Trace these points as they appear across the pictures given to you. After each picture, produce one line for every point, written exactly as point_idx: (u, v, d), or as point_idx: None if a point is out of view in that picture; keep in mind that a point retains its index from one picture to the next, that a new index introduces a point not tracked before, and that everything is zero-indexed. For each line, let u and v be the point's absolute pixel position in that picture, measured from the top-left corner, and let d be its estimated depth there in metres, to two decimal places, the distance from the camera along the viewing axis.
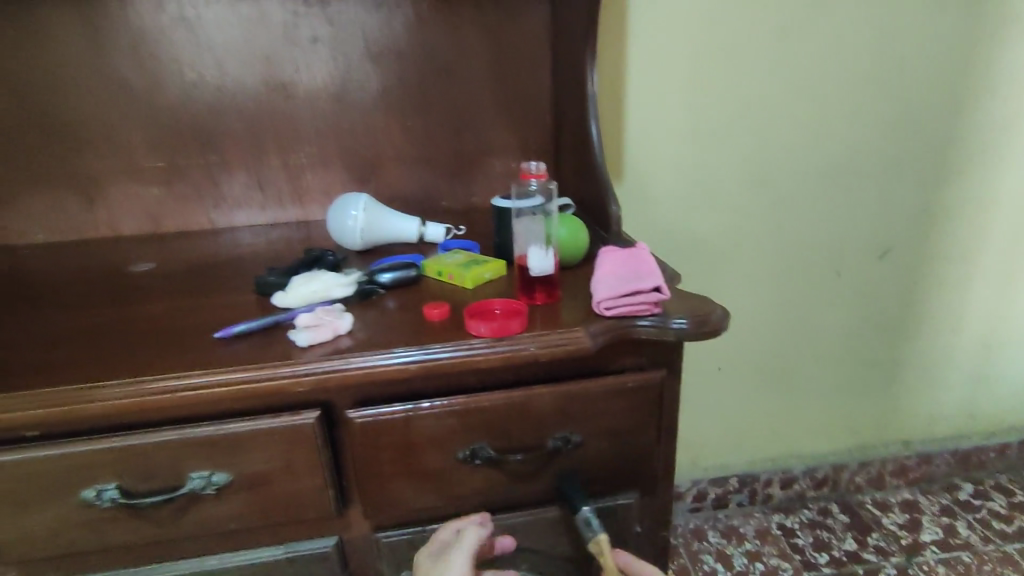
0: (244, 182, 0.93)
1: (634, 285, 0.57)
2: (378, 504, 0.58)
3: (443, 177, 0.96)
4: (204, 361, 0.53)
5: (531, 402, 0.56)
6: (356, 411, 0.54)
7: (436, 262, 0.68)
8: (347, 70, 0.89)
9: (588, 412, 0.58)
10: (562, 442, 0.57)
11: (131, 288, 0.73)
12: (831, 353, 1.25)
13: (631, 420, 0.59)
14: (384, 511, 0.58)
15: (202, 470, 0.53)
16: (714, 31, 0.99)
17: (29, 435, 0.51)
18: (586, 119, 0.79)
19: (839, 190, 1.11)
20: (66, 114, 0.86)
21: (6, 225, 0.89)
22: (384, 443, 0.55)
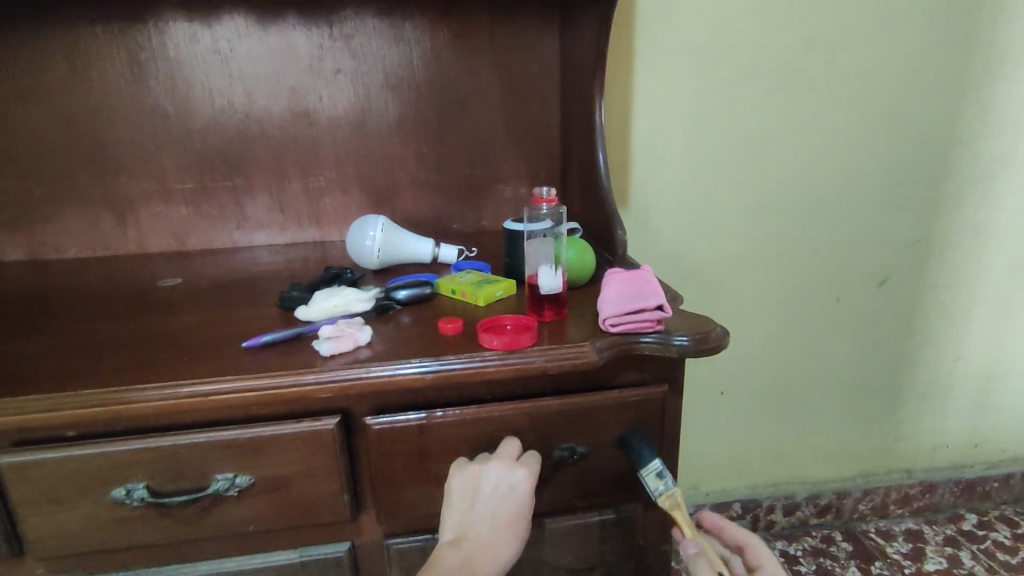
0: (267, 204, 0.97)
1: (638, 303, 0.60)
2: (391, 510, 0.60)
3: (457, 202, 1.00)
4: (232, 368, 0.56)
5: (539, 412, 0.59)
6: (373, 418, 0.57)
7: (450, 280, 0.72)
8: (368, 100, 0.95)
9: (594, 424, 0.60)
10: (568, 453, 0.60)
11: (160, 302, 0.77)
12: (833, 379, 1.27)
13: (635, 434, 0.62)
14: (396, 517, 0.61)
15: (226, 472, 0.56)
16: (715, 67, 1.04)
17: (68, 434, 0.54)
18: (593, 148, 0.83)
19: (836, 220, 1.15)
20: (103, 138, 0.92)
21: (43, 240, 0.94)
22: (399, 450, 0.58)
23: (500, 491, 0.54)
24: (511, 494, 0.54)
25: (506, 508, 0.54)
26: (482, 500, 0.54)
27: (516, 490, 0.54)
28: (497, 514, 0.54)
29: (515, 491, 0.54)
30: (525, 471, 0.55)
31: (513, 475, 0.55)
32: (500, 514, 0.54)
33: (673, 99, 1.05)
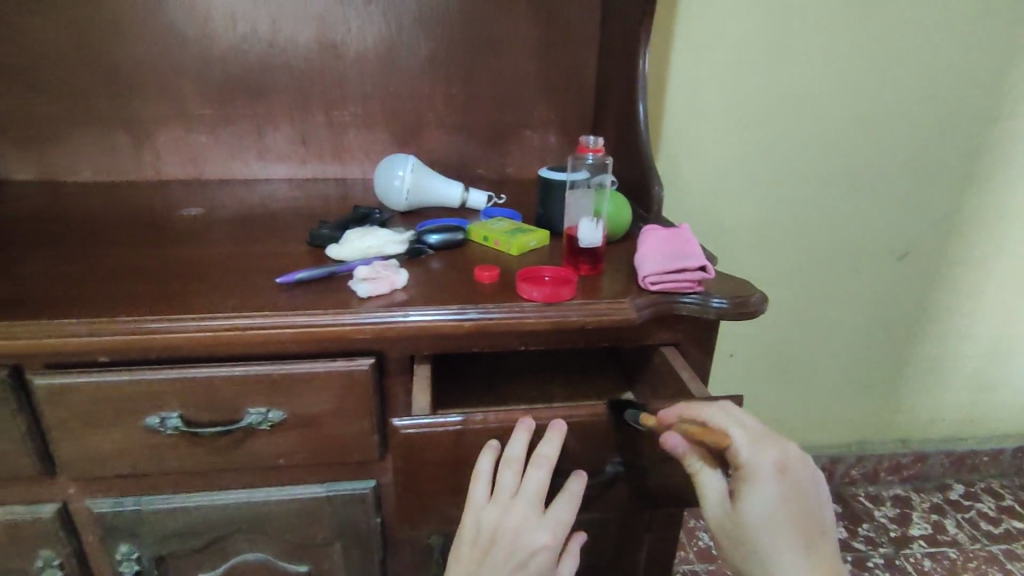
0: (288, 136, 0.94)
1: (680, 264, 0.59)
2: (420, 518, 0.55)
3: (483, 147, 0.98)
4: (267, 304, 0.55)
5: (589, 415, 0.54)
6: (401, 421, 0.52)
7: (482, 227, 0.71)
8: (398, 33, 0.90)
9: (650, 436, 0.55)
10: (621, 467, 0.56)
11: (182, 231, 0.75)
12: (841, 348, 1.27)
13: None
14: (425, 525, 0.56)
15: (259, 406, 0.56)
16: (762, 21, 0.99)
17: (101, 360, 0.54)
18: (634, 98, 0.80)
19: (864, 189, 1.13)
20: (121, 57, 0.88)
21: (55, 160, 0.92)
22: (429, 456, 0.53)
23: (520, 550, 0.48)
24: (529, 557, 0.49)
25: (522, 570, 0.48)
26: (496, 555, 0.49)
27: (536, 553, 0.49)
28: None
29: (535, 553, 0.49)
30: (550, 531, 0.49)
31: (535, 534, 0.49)
32: None
33: (715, 52, 1.01)
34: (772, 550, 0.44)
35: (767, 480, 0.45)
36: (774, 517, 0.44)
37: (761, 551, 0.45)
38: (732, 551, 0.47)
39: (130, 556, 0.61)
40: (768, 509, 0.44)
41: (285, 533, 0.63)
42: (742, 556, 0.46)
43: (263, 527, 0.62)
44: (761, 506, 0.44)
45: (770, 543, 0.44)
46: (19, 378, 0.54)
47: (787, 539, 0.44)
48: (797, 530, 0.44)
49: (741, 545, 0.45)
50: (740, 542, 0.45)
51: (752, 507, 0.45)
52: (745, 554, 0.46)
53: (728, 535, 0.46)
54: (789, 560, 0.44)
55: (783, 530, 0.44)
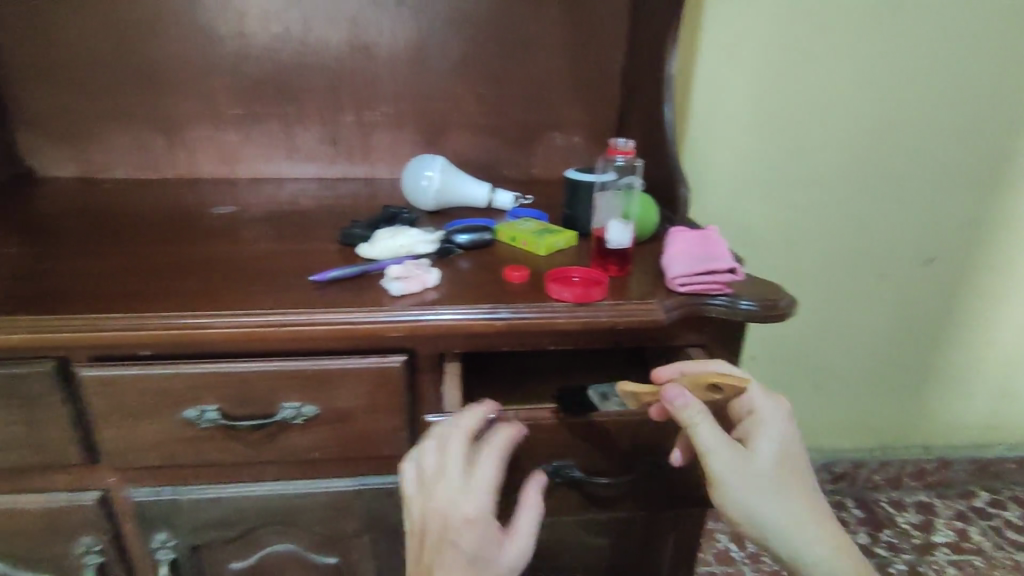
0: (317, 135, 0.96)
1: (709, 265, 0.60)
2: None
3: (508, 147, 0.98)
4: (303, 301, 0.57)
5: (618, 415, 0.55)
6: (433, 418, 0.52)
7: (510, 228, 0.71)
8: (426, 34, 0.91)
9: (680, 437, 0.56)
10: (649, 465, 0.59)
11: (216, 228, 0.77)
12: (866, 352, 1.26)
13: None
14: None
15: (294, 401, 0.57)
16: (790, 21, 0.99)
17: (143, 354, 0.55)
18: (661, 100, 0.80)
19: (892, 192, 1.11)
20: (157, 57, 0.90)
21: (92, 157, 0.94)
22: None
23: (446, 527, 0.44)
24: (458, 532, 0.44)
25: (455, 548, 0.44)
26: (431, 540, 0.45)
27: (460, 525, 0.44)
28: (446, 557, 0.44)
29: (461, 526, 0.44)
30: (467, 498, 0.45)
31: (453, 507, 0.45)
32: (453, 561, 0.44)
33: (742, 52, 1.00)
34: (784, 485, 0.50)
35: (773, 424, 0.53)
36: (769, 447, 0.51)
37: (766, 481, 0.50)
38: (733, 494, 0.50)
39: (166, 544, 0.63)
40: (765, 440, 0.51)
41: (315, 525, 0.64)
42: (747, 495, 0.49)
43: (294, 518, 0.64)
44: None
45: (769, 470, 0.50)
46: (65, 369, 0.56)
47: (789, 476, 0.51)
48: (785, 456, 0.52)
49: (746, 482, 0.50)
50: (748, 477, 0.50)
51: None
52: (750, 491, 0.50)
53: (736, 476, 0.49)
54: (785, 485, 0.50)
55: (786, 468, 0.52)
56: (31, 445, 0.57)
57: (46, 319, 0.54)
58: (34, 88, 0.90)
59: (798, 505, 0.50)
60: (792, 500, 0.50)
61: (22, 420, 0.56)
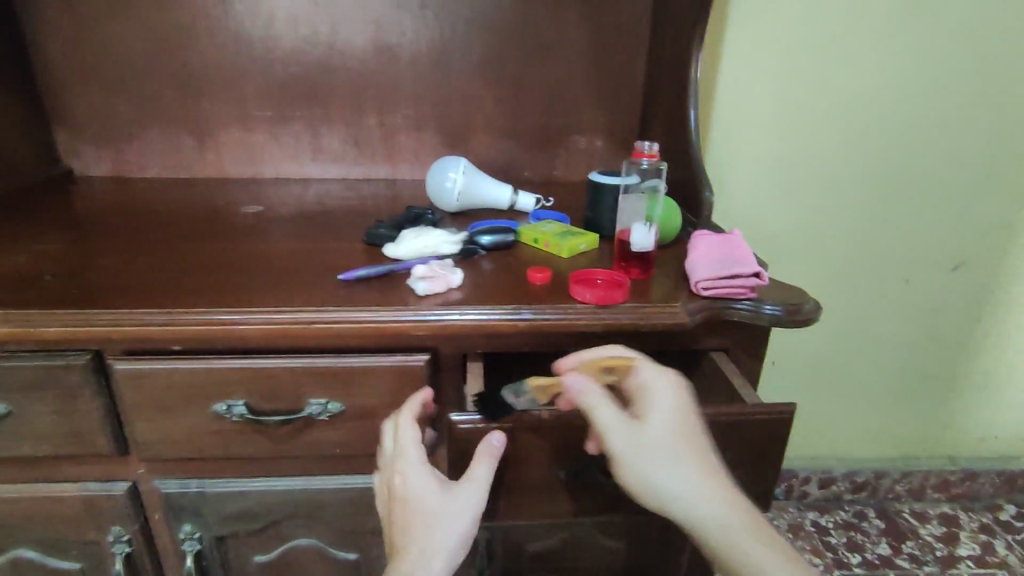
0: (342, 137, 0.97)
1: (733, 269, 0.59)
2: None
3: (530, 150, 0.99)
4: (330, 299, 0.58)
5: None
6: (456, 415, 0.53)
7: (532, 229, 0.72)
8: (451, 38, 0.92)
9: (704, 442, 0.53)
10: None
11: (244, 227, 0.79)
12: (892, 361, 1.23)
13: (752, 457, 0.54)
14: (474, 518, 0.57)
15: (320, 397, 0.58)
16: (814, 25, 0.98)
17: (174, 348, 0.57)
18: (685, 103, 0.80)
19: (918, 197, 1.10)
20: (189, 59, 0.92)
21: (126, 157, 0.97)
22: None
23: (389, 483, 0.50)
24: (396, 483, 0.50)
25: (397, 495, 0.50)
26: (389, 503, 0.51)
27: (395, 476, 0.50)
28: (395, 506, 0.49)
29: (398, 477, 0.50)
30: (396, 454, 0.51)
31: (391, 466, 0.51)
32: (400, 508, 0.49)
33: (765, 56, 1.00)
34: (679, 459, 0.46)
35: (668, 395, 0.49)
36: (674, 422, 0.47)
37: (670, 455, 0.46)
38: (637, 473, 0.46)
39: (193, 535, 0.64)
40: (670, 415, 0.47)
41: (338, 521, 0.65)
42: (649, 472, 0.45)
43: (317, 513, 0.65)
44: (665, 413, 0.47)
45: (673, 445, 0.46)
46: (99, 362, 0.57)
47: (688, 450, 0.46)
48: (694, 432, 0.47)
49: (648, 459, 0.46)
50: (648, 453, 0.46)
51: (655, 415, 0.47)
52: (655, 469, 0.45)
53: (636, 453, 0.46)
54: (695, 461, 0.46)
55: (683, 441, 0.46)
56: (66, 436, 0.59)
57: (82, 313, 0.55)
58: (72, 90, 0.93)
59: (711, 484, 0.45)
60: (702, 478, 0.45)
61: (59, 411, 0.58)
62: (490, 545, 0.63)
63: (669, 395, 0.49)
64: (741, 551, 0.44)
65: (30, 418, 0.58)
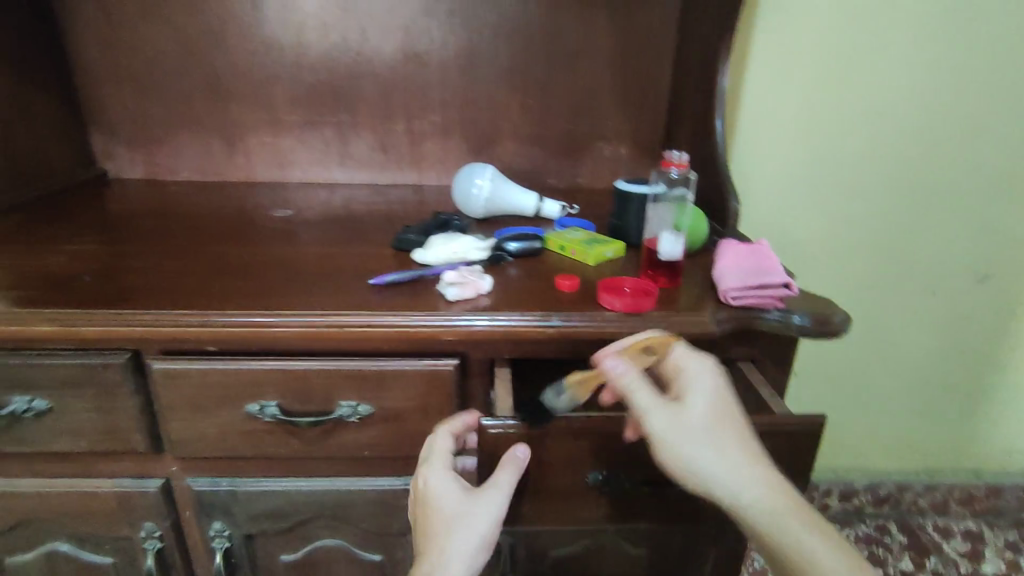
0: (369, 142, 0.99)
1: (763, 279, 0.59)
2: None
3: (555, 157, 1.00)
4: (362, 303, 0.59)
5: None
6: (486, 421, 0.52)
7: (559, 237, 0.72)
8: (478, 46, 0.93)
9: None
10: None
11: (274, 230, 0.80)
12: (917, 374, 1.21)
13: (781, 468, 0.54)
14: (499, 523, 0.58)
15: (350, 400, 0.59)
16: (842, 34, 0.98)
17: (210, 349, 0.58)
18: (712, 112, 0.80)
19: (947, 207, 1.08)
20: (222, 66, 0.94)
21: (158, 160, 1.00)
22: None
23: (417, 488, 0.51)
24: (421, 487, 0.51)
25: (422, 499, 0.50)
26: (414, 509, 0.52)
27: (421, 480, 0.51)
28: (420, 510, 0.50)
29: (423, 481, 0.51)
30: (425, 460, 0.52)
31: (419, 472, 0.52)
32: (425, 511, 0.50)
33: (791, 65, 1.00)
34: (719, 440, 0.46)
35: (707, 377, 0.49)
36: (714, 407, 0.47)
37: (710, 440, 0.46)
38: (679, 458, 0.46)
39: (222, 533, 0.66)
40: (709, 399, 0.47)
41: (364, 522, 0.66)
42: (689, 454, 0.46)
43: (343, 515, 0.65)
44: (705, 397, 0.47)
45: (714, 430, 0.46)
46: (137, 361, 0.59)
47: (727, 430, 0.47)
48: (732, 416, 0.48)
49: (689, 444, 0.46)
50: (687, 434, 0.46)
51: (695, 399, 0.47)
52: (696, 453, 0.46)
53: (677, 439, 0.46)
54: (735, 446, 0.46)
55: (722, 422, 0.47)
56: (103, 432, 0.60)
57: (122, 314, 0.57)
58: (109, 95, 0.96)
59: (751, 467, 0.46)
60: (742, 461, 0.46)
61: (97, 408, 0.59)
62: (513, 551, 0.62)
63: (707, 379, 0.48)
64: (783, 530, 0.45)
65: (69, 415, 0.60)
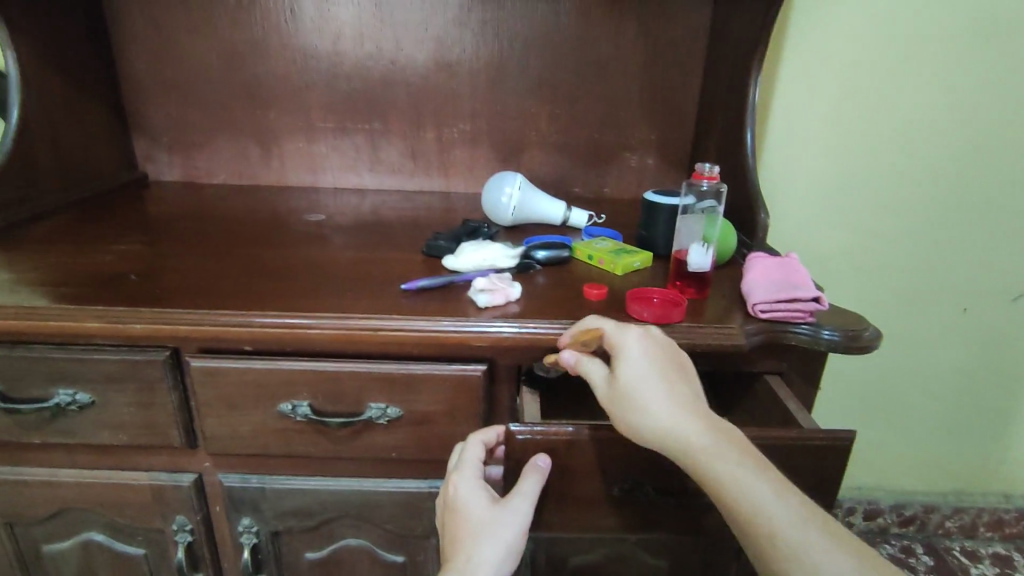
0: (400, 150, 1.01)
1: (793, 292, 0.59)
2: None
3: (582, 167, 1.00)
4: (394, 307, 0.60)
5: None
6: (515, 427, 0.52)
7: (587, 246, 0.73)
8: (509, 56, 0.95)
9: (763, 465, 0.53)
10: None
11: (307, 234, 0.82)
12: (947, 394, 1.19)
13: (810, 483, 0.53)
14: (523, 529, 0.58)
15: (380, 402, 0.60)
16: (873, 47, 0.98)
17: (246, 348, 0.60)
18: (742, 124, 0.80)
19: (979, 224, 1.06)
20: (260, 73, 0.97)
21: (196, 163, 1.03)
22: None
23: (445, 494, 0.52)
24: (449, 493, 0.52)
25: (450, 504, 0.51)
26: (442, 514, 0.53)
27: (450, 487, 0.52)
28: (448, 517, 0.51)
29: (452, 488, 0.52)
30: (454, 467, 0.53)
31: (448, 478, 0.53)
32: (452, 518, 0.50)
33: (822, 79, 1.00)
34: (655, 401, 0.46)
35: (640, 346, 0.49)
36: (653, 371, 0.47)
37: (643, 403, 0.46)
38: (629, 426, 0.46)
39: (250, 528, 0.67)
40: (647, 365, 0.47)
41: (388, 523, 0.67)
42: (630, 421, 0.46)
43: (368, 515, 0.67)
44: (640, 364, 0.48)
45: (651, 392, 0.46)
46: (176, 358, 0.61)
47: (662, 390, 0.46)
48: (671, 377, 0.47)
49: (629, 410, 0.46)
50: (624, 402, 0.47)
51: (630, 369, 0.48)
52: (642, 417, 0.46)
53: (617, 409, 0.47)
54: (678, 407, 0.45)
55: (656, 383, 0.46)
56: (141, 427, 0.62)
57: (165, 313, 0.59)
58: (152, 100, 0.99)
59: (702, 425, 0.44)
60: (683, 420, 0.45)
61: (137, 402, 0.61)
62: (534, 556, 0.62)
63: (642, 348, 0.49)
64: (744, 494, 0.42)
65: (110, 408, 0.62)
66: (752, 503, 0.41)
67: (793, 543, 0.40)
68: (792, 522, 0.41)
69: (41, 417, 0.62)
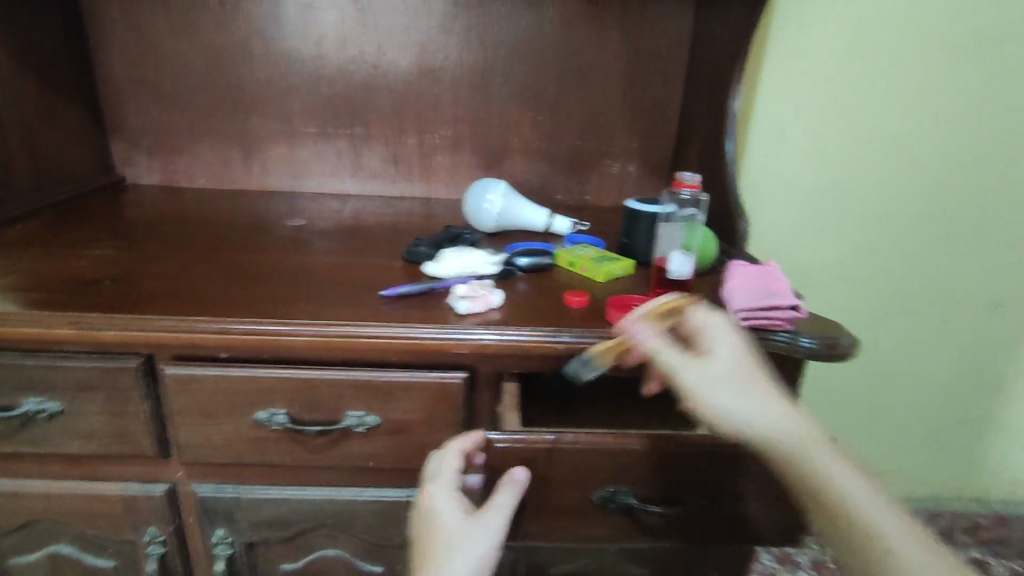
0: (381, 155, 1.00)
1: (770, 300, 0.60)
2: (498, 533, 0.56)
3: (563, 173, 1.00)
4: (374, 314, 0.59)
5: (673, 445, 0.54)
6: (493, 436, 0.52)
7: (568, 253, 0.73)
8: (492, 62, 0.95)
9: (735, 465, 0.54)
10: (703, 498, 0.55)
11: (286, 239, 0.81)
12: (923, 399, 1.20)
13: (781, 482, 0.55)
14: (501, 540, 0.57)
15: (357, 410, 0.59)
16: (854, 59, 0.99)
17: (222, 356, 0.59)
18: (722, 132, 0.80)
19: (955, 234, 1.08)
20: (240, 76, 0.96)
21: (176, 168, 1.01)
22: None
23: (421, 500, 0.50)
24: (426, 499, 0.50)
25: (426, 509, 0.49)
26: (413, 520, 0.50)
27: (429, 493, 0.50)
28: (420, 521, 0.49)
29: (429, 494, 0.50)
30: (433, 474, 0.52)
31: (425, 485, 0.51)
32: (425, 521, 0.48)
33: (803, 89, 1.01)
34: (756, 382, 0.45)
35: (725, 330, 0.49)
36: (744, 358, 0.47)
37: (745, 383, 0.45)
38: (716, 406, 0.44)
39: (224, 540, 0.66)
40: (738, 350, 0.48)
41: (365, 533, 0.66)
42: (726, 396, 0.44)
43: (345, 525, 0.66)
44: (732, 346, 0.48)
45: (751, 374, 0.45)
46: (149, 365, 0.59)
47: (757, 374, 0.46)
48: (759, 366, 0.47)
49: (727, 387, 0.45)
50: (719, 378, 0.45)
51: (722, 349, 0.48)
52: (737, 398, 0.44)
53: (713, 383, 0.45)
54: (778, 393, 0.45)
55: (749, 365, 0.46)
56: (113, 436, 0.61)
57: (140, 319, 0.57)
58: (131, 103, 0.98)
59: (793, 414, 0.43)
60: (784, 406, 0.44)
61: (108, 411, 0.60)
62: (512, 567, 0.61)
63: (731, 333, 0.49)
64: (849, 493, 0.40)
65: (81, 418, 0.60)
66: (855, 504, 0.40)
67: (902, 553, 0.38)
68: (897, 534, 0.39)
69: (9, 426, 0.60)
